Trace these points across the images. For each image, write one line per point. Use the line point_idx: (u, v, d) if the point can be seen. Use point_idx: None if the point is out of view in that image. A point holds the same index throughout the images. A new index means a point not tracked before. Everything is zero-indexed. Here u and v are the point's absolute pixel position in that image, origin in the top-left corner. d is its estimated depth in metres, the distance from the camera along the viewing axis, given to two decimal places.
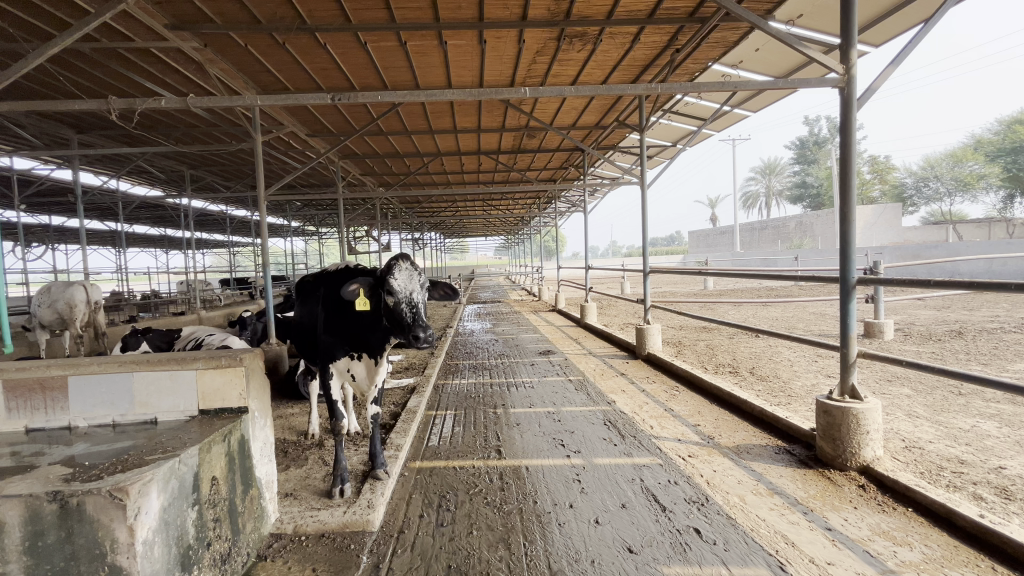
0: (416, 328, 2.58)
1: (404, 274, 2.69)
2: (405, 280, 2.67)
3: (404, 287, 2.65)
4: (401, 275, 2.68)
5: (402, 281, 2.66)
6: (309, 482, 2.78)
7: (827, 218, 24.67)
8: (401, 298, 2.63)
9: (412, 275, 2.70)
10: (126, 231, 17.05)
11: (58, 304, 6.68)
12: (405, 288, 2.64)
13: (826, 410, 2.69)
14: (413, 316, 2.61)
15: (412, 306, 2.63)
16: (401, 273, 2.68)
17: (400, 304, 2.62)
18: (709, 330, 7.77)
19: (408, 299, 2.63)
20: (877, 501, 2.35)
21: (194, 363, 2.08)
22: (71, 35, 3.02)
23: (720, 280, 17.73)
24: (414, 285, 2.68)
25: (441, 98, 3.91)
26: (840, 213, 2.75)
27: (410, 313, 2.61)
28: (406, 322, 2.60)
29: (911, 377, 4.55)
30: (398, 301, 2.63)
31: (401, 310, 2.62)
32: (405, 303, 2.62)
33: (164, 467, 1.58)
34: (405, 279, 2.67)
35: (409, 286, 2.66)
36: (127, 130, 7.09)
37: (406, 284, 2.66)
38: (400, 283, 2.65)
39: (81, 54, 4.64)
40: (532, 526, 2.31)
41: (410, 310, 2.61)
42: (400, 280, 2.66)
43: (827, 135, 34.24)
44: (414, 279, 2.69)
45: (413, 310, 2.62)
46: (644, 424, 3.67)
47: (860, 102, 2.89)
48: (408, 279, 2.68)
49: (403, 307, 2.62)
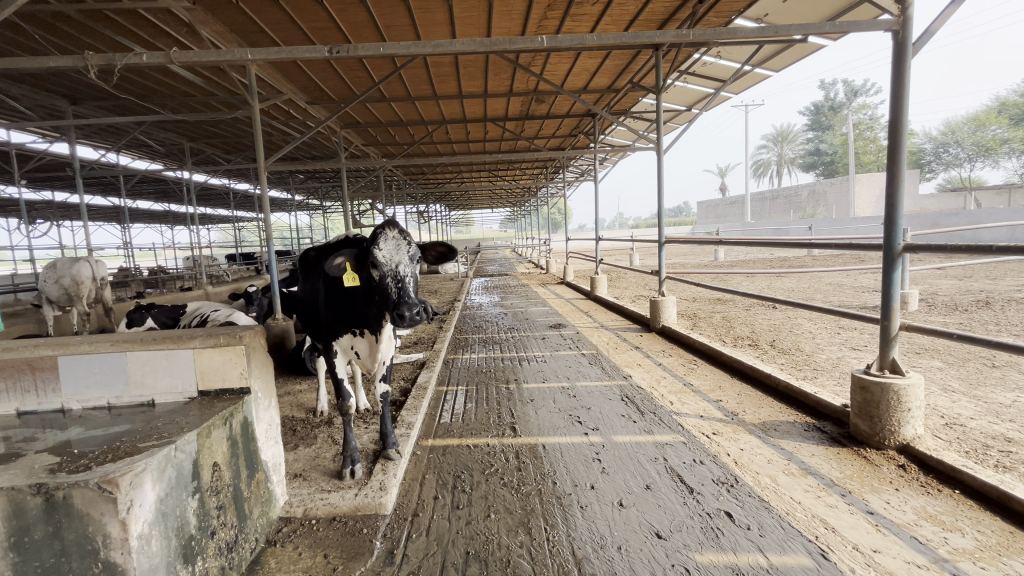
0: (402, 305, 2.35)
1: (390, 244, 2.47)
2: (391, 251, 2.44)
3: (389, 259, 2.42)
4: (386, 246, 2.45)
5: (387, 252, 2.43)
6: (318, 462, 2.69)
7: (841, 185, 24.07)
8: (385, 271, 2.41)
9: (399, 245, 2.47)
10: (130, 206, 16.95)
11: (64, 280, 6.61)
12: (390, 261, 2.42)
13: (863, 386, 2.53)
14: (398, 292, 2.38)
15: (397, 280, 2.40)
16: (387, 243, 2.46)
17: (385, 277, 2.41)
18: (724, 301, 7.58)
19: (393, 271, 2.41)
20: (920, 482, 2.21)
21: (191, 342, 1.93)
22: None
23: (732, 250, 17.42)
24: (401, 256, 2.45)
25: (446, 50, 3.59)
26: (889, 175, 2.50)
27: (396, 288, 2.38)
28: (392, 297, 2.38)
29: (942, 349, 4.36)
30: (383, 275, 2.41)
31: (386, 285, 2.40)
32: (391, 277, 2.40)
33: (158, 456, 1.45)
34: (390, 250, 2.44)
35: (395, 258, 2.43)
36: (122, 100, 6.86)
37: (391, 256, 2.44)
38: (384, 254, 2.43)
39: (64, 14, 4.39)
40: (553, 509, 2.20)
41: (396, 285, 2.38)
42: (384, 251, 2.44)
43: (844, 100, 33.13)
44: (401, 250, 2.46)
45: (399, 284, 2.39)
46: (662, 399, 3.53)
47: (916, 46, 2.54)
48: (394, 250, 2.45)
49: (388, 281, 2.40)
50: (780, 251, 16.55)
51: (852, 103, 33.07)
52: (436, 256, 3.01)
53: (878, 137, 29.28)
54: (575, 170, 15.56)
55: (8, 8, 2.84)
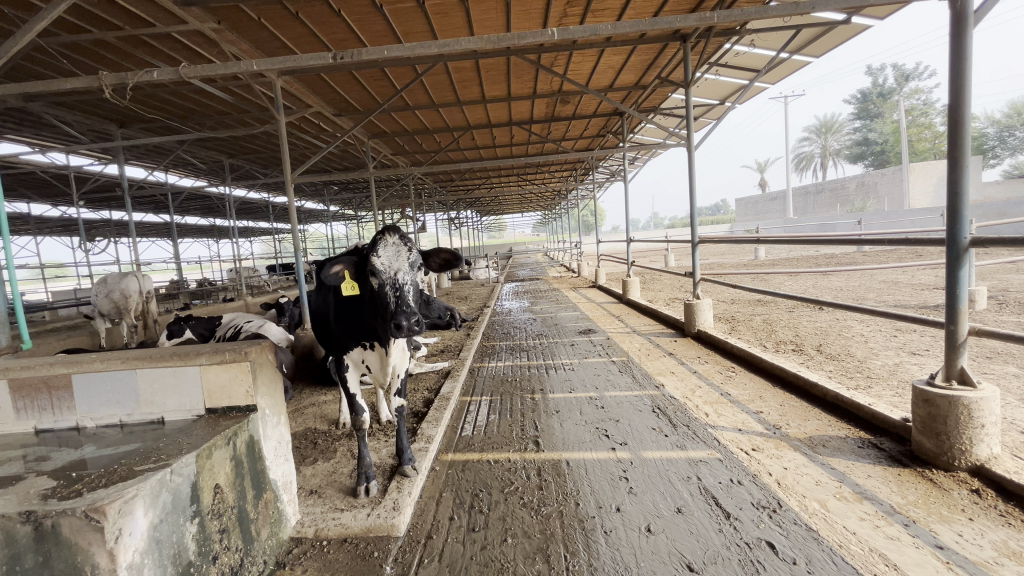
0: (399, 313, 2.27)
1: (389, 251, 2.41)
2: (389, 258, 2.38)
3: (388, 266, 2.36)
4: (385, 253, 2.39)
5: (385, 260, 2.38)
6: (335, 478, 2.62)
7: (892, 176, 22.66)
8: (384, 279, 2.35)
9: (398, 252, 2.41)
10: (179, 222, 17.86)
11: (114, 294, 6.95)
12: (388, 268, 2.36)
13: (926, 400, 2.25)
14: (397, 301, 2.31)
15: (396, 288, 2.33)
16: (386, 249, 2.41)
17: (384, 285, 2.35)
18: (765, 303, 7.18)
19: (392, 280, 2.35)
20: (1000, 511, 1.92)
21: (197, 359, 1.89)
22: (52, 7, 2.80)
23: (774, 248, 16.66)
24: (400, 263, 2.38)
25: (458, 47, 3.45)
26: (952, 160, 2.20)
27: (394, 297, 2.31)
28: (390, 306, 2.31)
29: (1016, 353, 3.92)
30: (382, 283, 2.35)
31: (385, 293, 2.34)
32: (389, 285, 2.34)
33: (151, 481, 1.40)
34: (389, 257, 2.38)
35: (394, 265, 2.37)
36: (163, 121, 7.18)
37: (391, 262, 2.38)
38: (383, 262, 2.37)
39: (101, 41, 4.59)
40: (574, 535, 2.04)
41: (394, 293, 2.32)
42: (383, 258, 2.38)
43: (894, 86, 31.27)
44: (400, 256, 2.40)
45: (397, 292, 2.32)
46: (697, 411, 3.30)
47: (979, 15, 2.23)
48: (393, 257, 2.39)
49: (386, 289, 2.34)
50: (826, 247, 15.71)
51: (902, 89, 31.15)
52: (441, 262, 2.92)
53: (933, 123, 27.42)
54: (606, 171, 15.29)
55: (34, 31, 2.92)
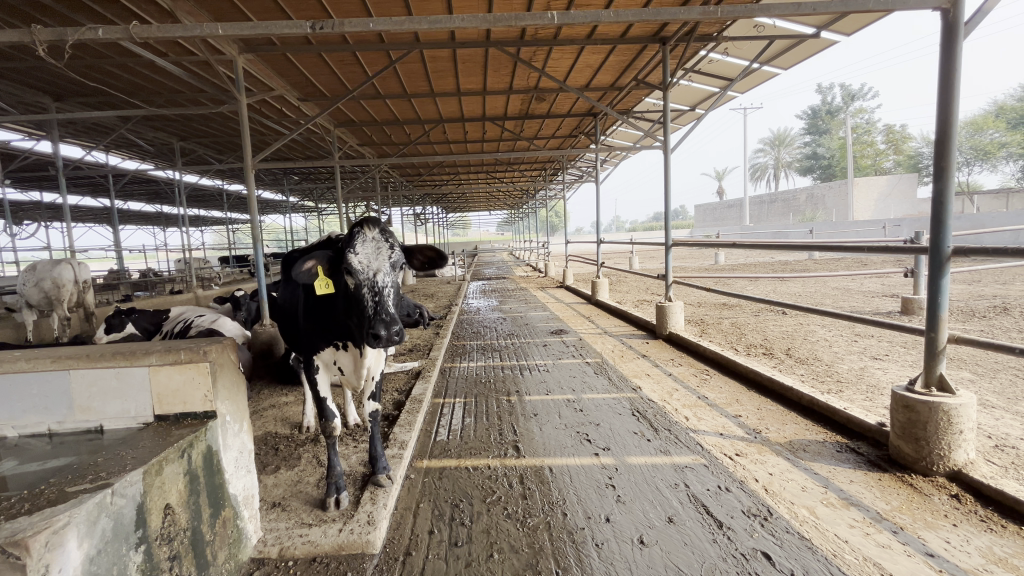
0: (378, 319, 2.08)
1: (368, 248, 2.21)
2: (368, 256, 2.18)
3: (366, 266, 2.16)
4: (364, 250, 2.19)
5: (364, 258, 2.18)
6: (300, 488, 2.41)
7: (839, 189, 24.00)
8: (361, 279, 2.15)
9: (379, 249, 2.22)
10: (121, 208, 16.65)
11: (45, 283, 6.31)
12: (367, 268, 2.16)
13: (908, 406, 2.28)
14: (375, 307, 2.12)
15: (375, 292, 2.14)
16: (365, 246, 2.20)
17: (361, 287, 2.15)
18: (730, 306, 7.35)
19: (370, 281, 2.15)
20: (981, 515, 1.95)
21: (146, 358, 1.65)
22: None
23: (732, 254, 17.26)
24: (380, 263, 2.19)
25: (445, 25, 3.23)
26: (940, 169, 2.25)
27: (372, 301, 2.13)
28: (367, 311, 2.12)
29: (968, 358, 4.13)
30: (359, 284, 2.16)
31: (362, 296, 2.14)
32: (367, 286, 2.15)
33: (86, 507, 1.17)
34: (368, 255, 2.18)
35: (373, 264, 2.17)
36: (107, 96, 6.60)
37: (369, 261, 2.18)
38: (361, 260, 2.17)
39: (37, 2, 4.14)
40: (564, 549, 1.93)
41: (372, 296, 2.13)
42: (361, 256, 2.18)
43: (841, 105, 33.20)
44: (380, 255, 2.20)
45: (376, 296, 2.13)
46: (677, 415, 3.27)
47: (967, 27, 2.29)
48: (372, 255, 2.19)
49: (364, 291, 2.14)
50: (780, 255, 16.39)
51: (848, 107, 33.12)
52: (424, 261, 2.74)
53: (875, 141, 29.28)
54: (574, 172, 15.38)
55: None
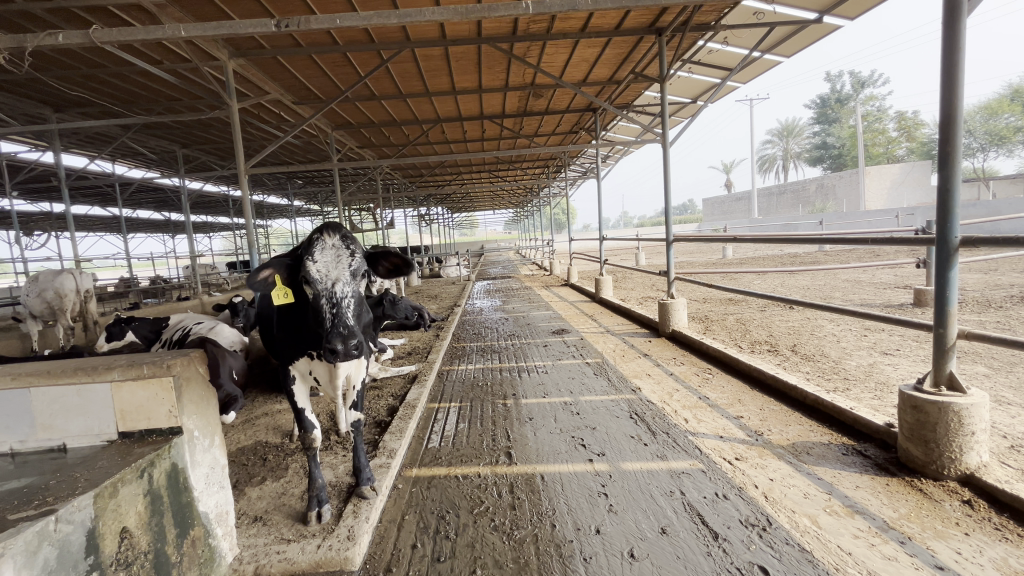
0: (336, 331, 2.01)
1: (328, 255, 2.14)
2: (328, 265, 2.11)
3: (324, 275, 2.10)
4: (323, 258, 2.13)
5: (323, 266, 2.11)
6: (284, 501, 2.34)
7: (849, 179, 23.55)
8: (319, 289, 2.08)
9: (338, 257, 2.15)
10: (130, 217, 16.83)
11: (47, 294, 6.36)
12: (325, 277, 2.09)
13: (915, 406, 2.15)
14: (334, 318, 2.05)
15: (333, 302, 2.07)
16: (324, 254, 2.14)
17: (319, 297, 2.08)
18: (737, 301, 7.20)
19: (328, 291, 2.08)
20: (994, 523, 1.83)
21: (108, 374, 1.59)
22: None
23: (741, 248, 17.02)
24: (339, 271, 2.12)
25: (419, 18, 3.13)
26: (943, 157, 2.11)
27: (330, 312, 2.06)
28: (325, 322, 2.05)
29: (983, 352, 3.96)
30: (318, 293, 2.08)
31: (321, 307, 2.07)
32: (325, 297, 2.07)
33: (25, 535, 1.11)
34: (327, 264, 2.12)
35: (332, 273, 2.10)
36: (106, 105, 6.65)
37: (328, 270, 2.11)
38: (319, 269, 2.10)
39: (29, 14, 4.16)
40: (551, 563, 1.84)
41: (331, 307, 2.06)
42: (320, 264, 2.11)
43: (850, 93, 32.56)
44: (340, 263, 2.13)
45: (334, 307, 2.07)
46: (676, 416, 3.16)
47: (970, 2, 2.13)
48: (331, 263, 2.13)
49: (322, 301, 2.07)
50: (790, 248, 16.11)
51: (858, 95, 32.47)
52: (390, 267, 2.65)
53: (887, 128, 28.64)
54: (578, 168, 15.24)
55: None
